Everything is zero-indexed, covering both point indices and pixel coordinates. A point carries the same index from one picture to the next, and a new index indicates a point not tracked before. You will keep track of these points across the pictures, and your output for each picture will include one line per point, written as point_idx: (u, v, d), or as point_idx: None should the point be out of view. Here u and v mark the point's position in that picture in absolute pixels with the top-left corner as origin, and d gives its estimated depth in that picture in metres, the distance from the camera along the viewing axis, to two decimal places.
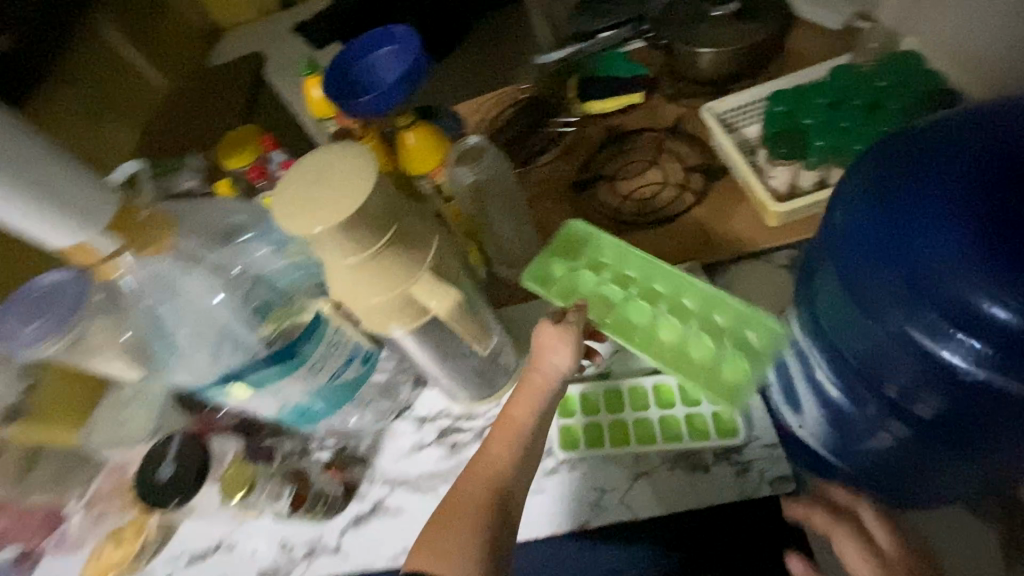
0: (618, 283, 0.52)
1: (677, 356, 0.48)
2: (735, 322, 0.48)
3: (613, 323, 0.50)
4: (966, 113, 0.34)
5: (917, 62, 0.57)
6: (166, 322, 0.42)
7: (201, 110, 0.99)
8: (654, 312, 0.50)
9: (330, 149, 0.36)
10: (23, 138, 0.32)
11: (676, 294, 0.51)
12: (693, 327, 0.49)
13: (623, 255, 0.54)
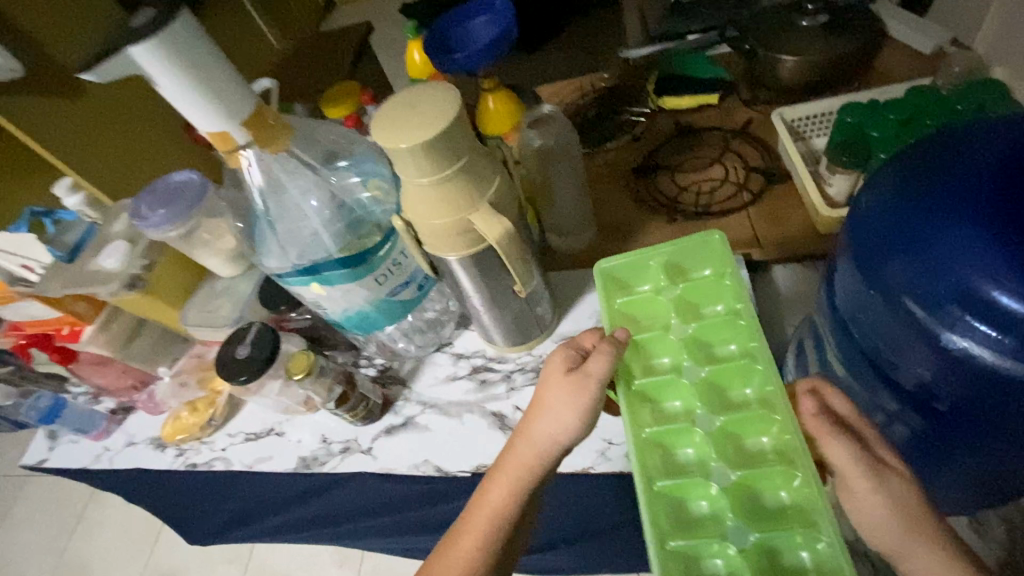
0: (694, 351, 0.45)
1: (674, 489, 0.39)
2: (788, 530, 0.36)
3: (643, 384, 0.44)
4: (990, 123, 0.35)
5: (1000, 92, 0.57)
6: (271, 217, 0.51)
7: (309, 65, 1.10)
8: (706, 419, 0.42)
9: (423, 87, 0.42)
10: (196, 38, 0.40)
11: (750, 424, 0.41)
12: (727, 476, 0.39)
13: (724, 324, 0.46)
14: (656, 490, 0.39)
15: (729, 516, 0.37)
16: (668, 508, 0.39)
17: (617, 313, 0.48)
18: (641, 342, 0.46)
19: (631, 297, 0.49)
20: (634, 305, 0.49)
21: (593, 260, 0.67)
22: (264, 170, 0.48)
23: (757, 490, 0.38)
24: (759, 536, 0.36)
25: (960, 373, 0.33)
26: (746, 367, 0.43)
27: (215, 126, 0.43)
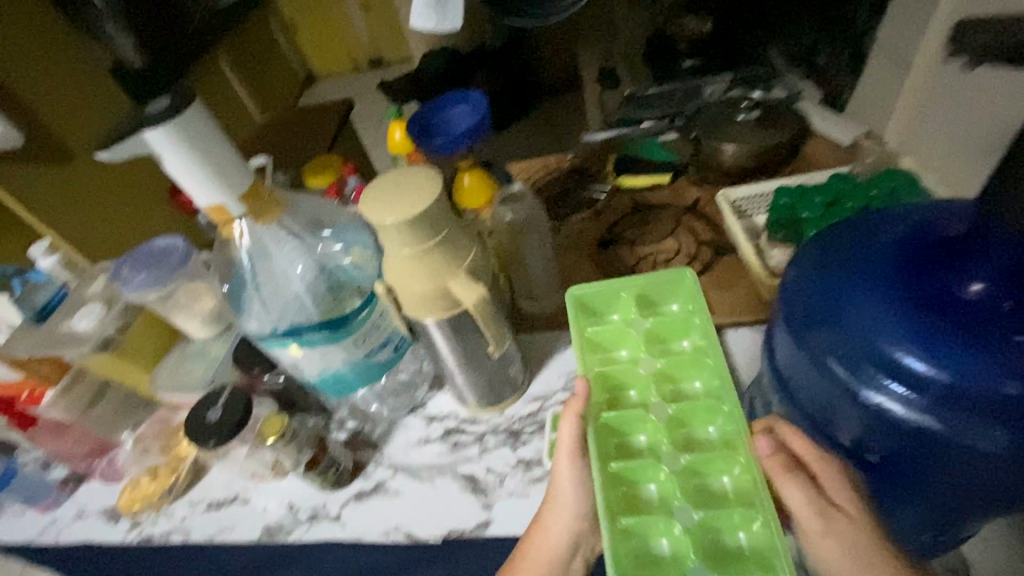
0: (664, 391, 0.51)
1: (640, 525, 0.44)
2: (741, 566, 0.41)
3: (612, 419, 0.49)
4: (886, 214, 0.42)
5: (906, 179, 0.66)
6: (256, 282, 0.53)
7: (291, 136, 1.15)
8: (672, 455, 0.47)
9: (406, 170, 0.47)
10: (205, 121, 0.44)
11: (713, 465, 0.46)
12: (690, 515, 0.44)
13: (691, 366, 0.52)
14: (620, 527, 0.44)
15: (690, 554, 0.42)
16: (629, 541, 0.43)
17: (591, 351, 0.54)
18: (615, 383, 0.52)
19: (606, 336, 0.55)
20: (608, 343, 0.55)
21: (561, 324, 0.70)
22: (252, 239, 0.51)
23: (716, 528, 0.43)
24: (716, 572, 0.41)
25: (886, 430, 0.36)
26: (708, 408, 0.49)
27: (214, 199, 0.46)
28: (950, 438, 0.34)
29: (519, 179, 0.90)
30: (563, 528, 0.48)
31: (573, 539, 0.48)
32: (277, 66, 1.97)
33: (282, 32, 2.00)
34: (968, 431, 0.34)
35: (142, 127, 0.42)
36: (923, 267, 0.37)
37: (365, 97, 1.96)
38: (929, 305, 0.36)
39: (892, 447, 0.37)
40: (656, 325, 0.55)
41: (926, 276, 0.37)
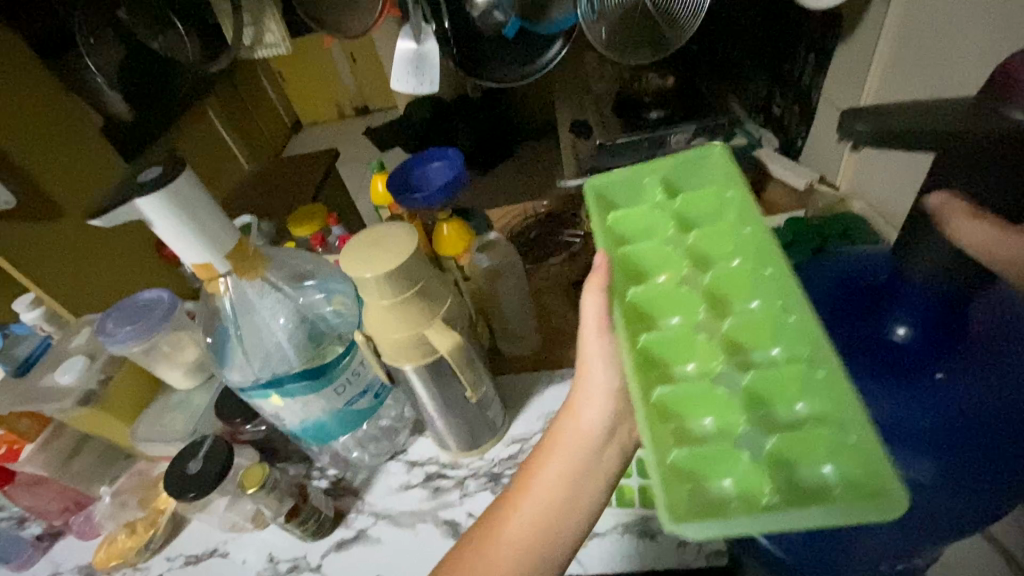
0: (695, 267, 0.43)
1: (680, 399, 0.37)
2: (810, 436, 0.33)
3: (639, 297, 0.42)
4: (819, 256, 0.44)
5: (855, 223, 0.71)
6: (240, 334, 0.55)
7: (278, 185, 1.19)
8: (711, 324, 0.40)
9: (384, 227, 0.50)
10: (196, 188, 0.46)
11: (757, 332, 0.39)
12: (737, 379, 0.37)
13: (727, 235, 0.44)
14: (656, 401, 0.36)
15: (738, 421, 0.36)
16: (669, 424, 0.36)
17: (613, 239, 0.45)
18: (639, 264, 0.44)
19: (626, 218, 0.46)
20: (631, 224, 0.46)
21: (538, 365, 0.72)
22: (237, 293, 0.53)
23: (764, 395, 0.37)
24: (778, 440, 0.34)
25: None
26: (749, 272, 0.41)
27: (202, 258, 0.48)
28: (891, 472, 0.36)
29: (497, 226, 0.93)
30: (597, 408, 0.44)
31: (608, 420, 0.44)
32: (264, 114, 2.03)
33: (269, 83, 2.08)
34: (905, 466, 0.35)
35: (135, 195, 0.44)
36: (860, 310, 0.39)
37: (350, 143, 2.03)
38: (867, 348, 0.37)
39: None
40: (683, 198, 0.46)
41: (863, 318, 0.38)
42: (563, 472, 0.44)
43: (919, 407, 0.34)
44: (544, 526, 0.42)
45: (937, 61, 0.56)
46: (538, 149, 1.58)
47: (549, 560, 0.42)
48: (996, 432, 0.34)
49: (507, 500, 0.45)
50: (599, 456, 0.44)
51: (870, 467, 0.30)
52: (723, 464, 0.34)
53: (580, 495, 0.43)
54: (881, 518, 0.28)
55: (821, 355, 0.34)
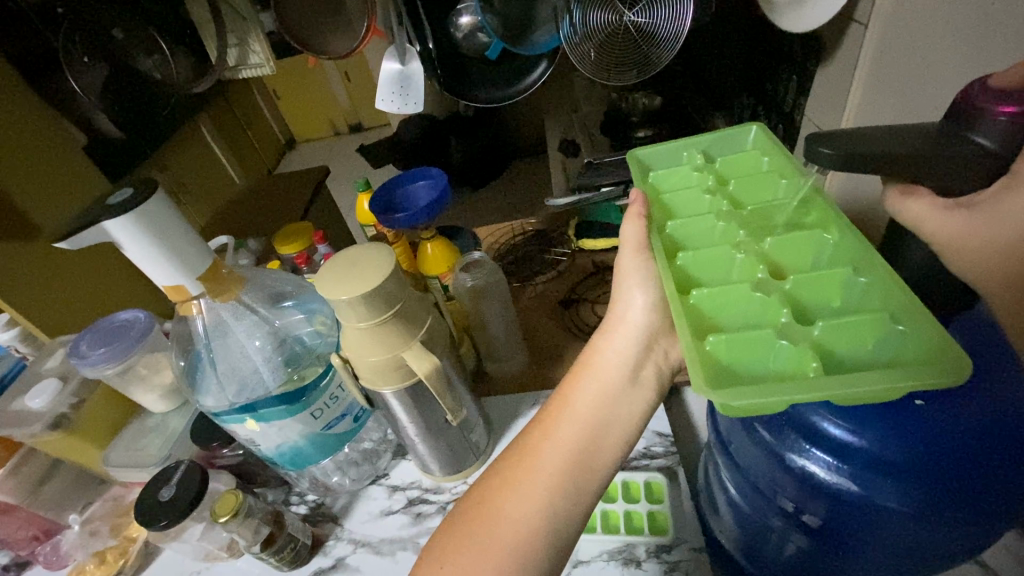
0: (732, 206, 0.45)
1: (717, 303, 0.37)
2: (862, 324, 0.32)
3: (678, 232, 0.45)
4: None
5: None
6: (214, 355, 0.54)
7: (265, 203, 1.18)
8: (751, 245, 0.41)
9: (365, 248, 0.50)
10: (171, 212, 0.46)
11: (798, 252, 0.40)
12: (777, 285, 0.37)
13: (765, 184, 0.47)
14: (693, 304, 0.37)
15: (780, 317, 0.35)
16: (706, 322, 0.36)
17: (651, 189, 0.49)
18: (675, 211, 0.47)
19: (667, 177, 0.50)
20: (670, 183, 0.50)
21: (524, 385, 0.71)
22: (211, 315, 0.52)
23: (805, 301, 0.37)
24: (824, 329, 0.33)
25: (817, 492, 0.37)
26: (790, 207, 0.43)
27: (173, 281, 0.48)
28: (874, 502, 0.35)
29: (484, 245, 0.93)
30: (633, 329, 0.44)
31: (642, 341, 0.44)
32: (258, 133, 2.04)
33: (266, 102, 2.09)
34: (882, 492, 0.34)
35: (104, 217, 0.43)
36: None
37: (343, 160, 2.03)
38: None
39: (825, 510, 0.38)
40: (720, 161, 0.50)
41: None
42: (597, 392, 0.42)
43: (903, 436, 0.33)
44: (577, 447, 0.40)
45: (914, 82, 0.57)
46: (525, 176, 1.66)
47: (581, 485, 0.39)
48: (981, 457, 0.32)
49: (535, 427, 0.42)
50: (635, 377, 0.43)
51: (930, 345, 0.29)
52: (765, 355, 0.34)
53: (615, 416, 0.41)
54: (944, 384, 0.26)
55: (867, 262, 0.36)
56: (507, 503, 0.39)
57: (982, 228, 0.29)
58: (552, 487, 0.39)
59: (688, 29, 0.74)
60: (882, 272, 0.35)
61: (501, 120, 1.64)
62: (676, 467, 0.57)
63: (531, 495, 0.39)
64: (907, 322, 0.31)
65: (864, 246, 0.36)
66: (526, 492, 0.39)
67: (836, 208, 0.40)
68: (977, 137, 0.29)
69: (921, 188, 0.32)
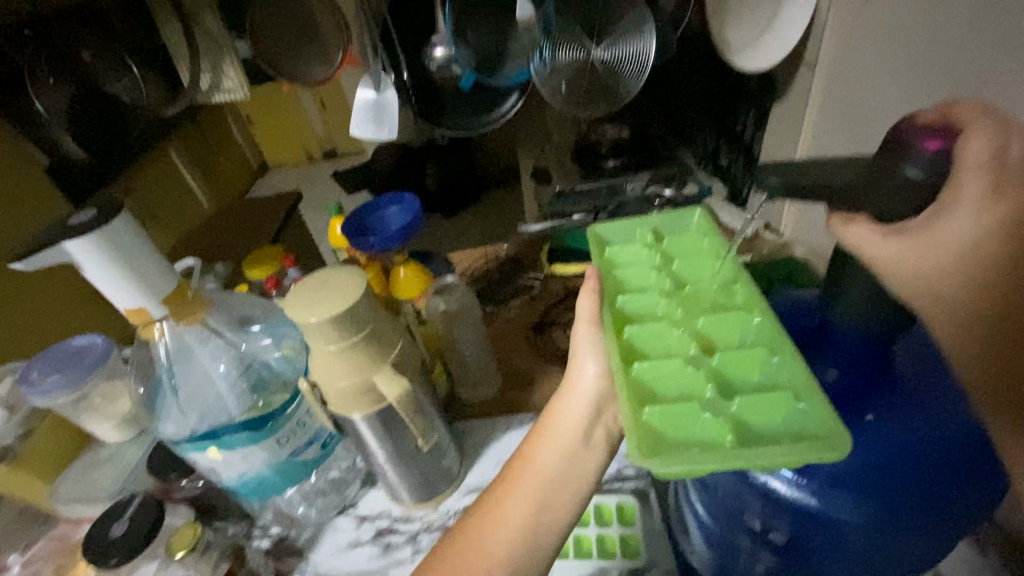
0: (675, 283, 0.44)
1: (656, 374, 0.37)
2: (770, 398, 0.33)
3: (629, 306, 0.43)
4: (787, 297, 0.44)
5: (799, 266, 0.66)
6: (176, 380, 0.53)
7: (235, 227, 1.16)
8: (686, 318, 0.41)
9: (330, 272, 0.49)
10: (135, 234, 0.44)
11: (727, 328, 0.39)
12: (709, 360, 0.37)
13: (705, 260, 0.45)
14: (633, 375, 0.37)
15: (707, 391, 0.35)
16: (642, 395, 0.36)
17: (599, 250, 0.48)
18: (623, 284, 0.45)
19: (621, 251, 0.47)
20: (623, 259, 0.47)
21: (497, 410, 0.70)
22: (175, 338, 0.51)
23: (732, 379, 0.36)
24: (742, 403, 0.33)
25: (783, 510, 0.38)
26: (716, 286, 0.43)
27: (135, 304, 0.46)
28: (835, 518, 0.36)
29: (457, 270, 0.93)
30: (585, 394, 0.44)
31: (593, 405, 0.44)
32: (229, 156, 2.02)
33: (238, 128, 2.08)
34: (842, 506, 0.35)
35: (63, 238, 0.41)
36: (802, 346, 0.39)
37: (317, 186, 2.02)
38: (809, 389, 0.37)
39: (790, 527, 0.39)
40: (668, 238, 0.48)
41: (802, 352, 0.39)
42: (558, 450, 0.42)
43: (860, 454, 0.34)
44: (534, 508, 0.40)
45: (857, 120, 0.61)
46: (499, 204, 1.68)
47: (544, 530, 0.40)
48: (931, 468, 0.34)
49: (501, 482, 0.43)
50: (586, 439, 0.43)
51: (825, 425, 0.30)
52: (689, 424, 0.33)
53: (572, 476, 0.42)
54: (826, 458, 0.28)
55: (780, 342, 0.36)
56: (485, 540, 0.40)
57: (920, 255, 0.29)
58: (515, 543, 0.39)
59: (648, 68, 0.79)
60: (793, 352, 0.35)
61: (475, 149, 1.67)
62: (647, 490, 0.57)
63: (495, 546, 0.39)
64: (808, 399, 0.32)
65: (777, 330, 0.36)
66: (491, 546, 0.39)
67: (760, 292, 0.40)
68: (907, 168, 0.28)
69: (859, 216, 0.31)
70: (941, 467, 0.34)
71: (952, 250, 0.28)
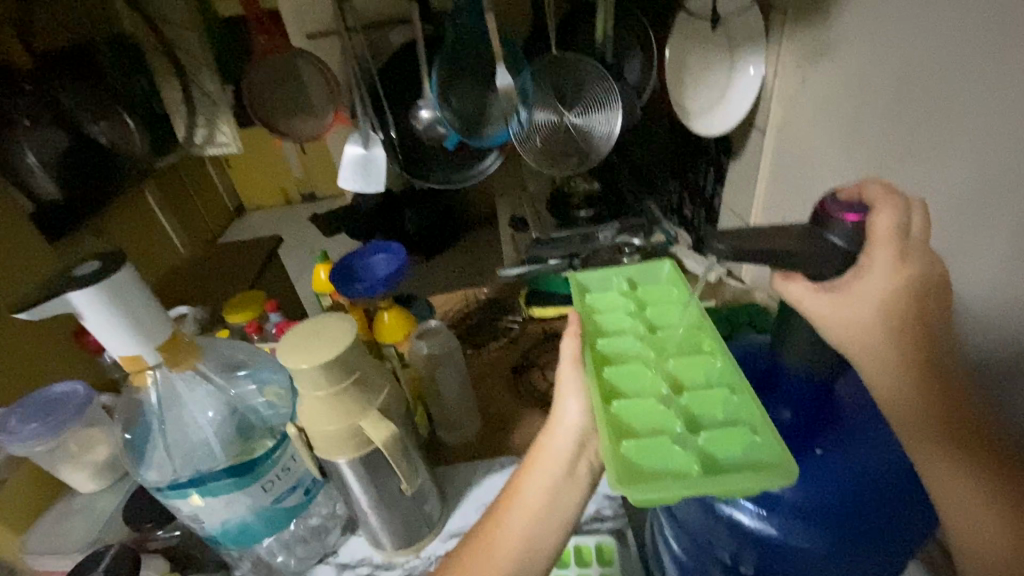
0: (648, 328, 0.48)
1: (633, 411, 0.40)
2: (730, 432, 0.36)
3: (608, 349, 0.46)
4: (745, 341, 0.49)
5: (758, 312, 0.72)
6: (162, 426, 0.53)
7: (216, 271, 1.16)
8: (658, 360, 0.44)
9: (321, 319, 0.52)
10: (135, 284, 0.46)
11: (693, 369, 0.43)
12: (678, 399, 0.41)
13: (674, 308, 0.49)
14: (611, 412, 0.40)
15: (677, 426, 0.38)
16: (620, 430, 0.39)
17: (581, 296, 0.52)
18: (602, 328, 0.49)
19: (599, 299, 0.51)
20: (602, 306, 0.51)
21: (478, 453, 0.72)
22: (165, 385, 0.52)
23: (698, 415, 0.40)
24: (709, 436, 0.36)
25: (749, 541, 0.41)
26: (684, 330, 0.47)
27: (130, 351, 0.47)
28: (793, 547, 0.39)
29: (438, 314, 0.96)
30: (568, 431, 0.46)
31: (575, 440, 0.45)
32: (206, 199, 2.03)
33: (218, 172, 2.11)
34: (799, 536, 0.39)
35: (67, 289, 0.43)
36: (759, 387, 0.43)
37: (296, 229, 2.05)
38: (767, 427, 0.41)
39: (756, 558, 0.42)
40: (642, 287, 0.52)
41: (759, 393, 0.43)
42: (541, 485, 0.44)
43: (814, 486, 0.38)
44: (519, 544, 0.43)
45: (805, 180, 0.69)
46: (477, 248, 1.73)
47: (529, 566, 0.42)
48: (874, 498, 0.37)
49: (488, 521, 0.45)
50: (567, 474, 0.45)
51: (777, 454, 0.33)
52: (661, 455, 0.36)
53: (556, 510, 0.44)
54: (778, 484, 0.31)
55: (739, 382, 0.40)
56: None
57: (845, 309, 0.34)
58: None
59: (617, 133, 0.86)
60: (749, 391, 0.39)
61: (454, 196, 1.74)
62: (625, 529, 0.59)
63: None
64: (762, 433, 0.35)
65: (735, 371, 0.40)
66: None
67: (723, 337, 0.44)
68: (833, 238, 0.34)
69: (795, 275, 0.36)
70: (883, 496, 0.38)
71: (870, 304, 0.34)
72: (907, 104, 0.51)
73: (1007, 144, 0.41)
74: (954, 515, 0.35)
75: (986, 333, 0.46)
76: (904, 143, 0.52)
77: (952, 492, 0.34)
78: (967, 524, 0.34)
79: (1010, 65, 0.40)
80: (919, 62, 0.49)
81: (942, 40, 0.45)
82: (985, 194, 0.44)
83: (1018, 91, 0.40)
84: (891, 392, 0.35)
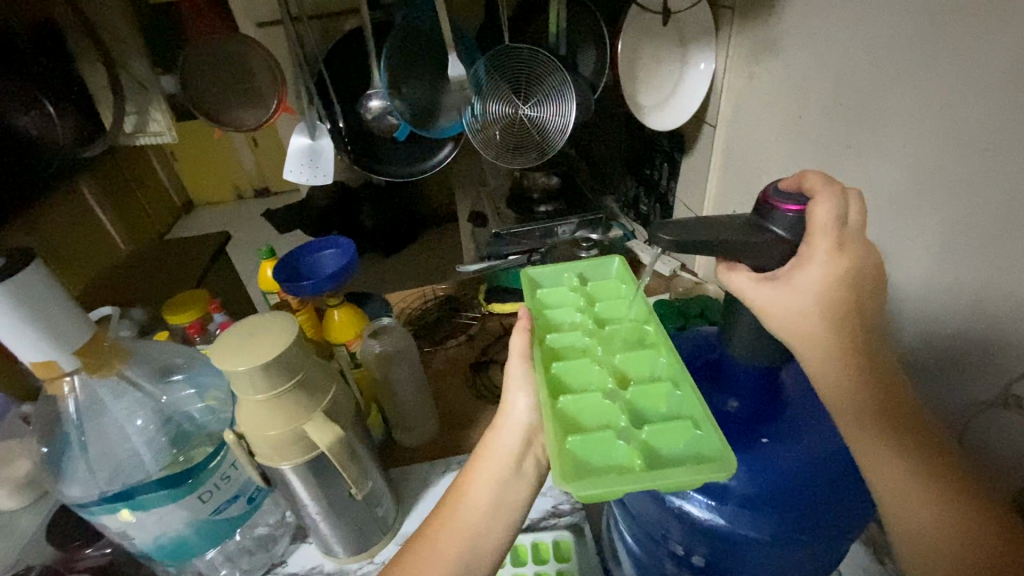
0: (596, 324, 0.47)
1: (579, 406, 0.40)
2: (673, 426, 0.36)
3: (557, 344, 0.46)
4: (696, 334, 0.49)
5: (711, 304, 0.73)
6: (85, 437, 0.49)
7: (157, 269, 1.10)
8: (605, 355, 0.44)
9: (260, 319, 0.49)
10: (48, 283, 0.42)
11: (639, 363, 0.43)
12: (623, 394, 0.40)
13: (622, 303, 0.49)
14: (558, 408, 0.39)
15: (622, 421, 0.38)
16: (566, 425, 0.38)
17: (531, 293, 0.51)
18: (552, 325, 0.48)
19: (550, 294, 0.50)
20: (551, 302, 0.50)
21: (435, 452, 0.70)
22: (86, 393, 0.48)
23: (642, 410, 0.40)
24: (652, 430, 0.36)
25: (700, 530, 0.41)
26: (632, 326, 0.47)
27: (45, 357, 0.43)
28: (742, 535, 0.40)
29: (394, 311, 0.93)
30: (515, 429, 0.45)
31: (523, 437, 0.45)
32: (148, 194, 1.92)
33: (162, 165, 2.00)
34: (748, 524, 0.39)
35: None
36: (707, 377, 0.44)
37: (248, 226, 1.96)
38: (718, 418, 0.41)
39: (707, 547, 0.42)
40: (591, 283, 0.52)
41: (707, 383, 0.43)
42: (491, 484, 0.43)
43: (760, 475, 0.38)
44: (469, 544, 0.41)
45: (754, 174, 0.70)
46: (438, 244, 1.71)
47: (474, 568, 0.41)
48: (817, 484, 0.38)
49: (436, 519, 0.44)
50: (517, 471, 0.44)
51: (715, 446, 0.34)
52: (606, 449, 0.36)
53: (504, 509, 0.43)
54: (714, 477, 0.31)
55: (682, 376, 0.40)
56: None
57: (787, 298, 0.34)
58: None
59: (572, 125, 0.85)
60: (692, 385, 0.39)
61: (413, 191, 1.70)
62: (582, 523, 0.58)
63: None
64: (704, 427, 0.35)
65: (679, 365, 0.40)
66: None
67: (667, 332, 0.44)
68: (774, 228, 0.35)
69: (739, 265, 0.37)
70: (825, 481, 0.38)
71: (811, 292, 0.34)
72: (846, 100, 0.52)
73: (940, 137, 0.43)
74: (882, 491, 0.36)
75: (920, 320, 0.48)
76: (845, 137, 0.53)
77: (881, 470, 0.36)
78: (891, 498, 0.36)
79: (941, 61, 0.42)
80: (857, 58, 0.50)
81: (880, 36, 0.47)
82: (919, 186, 0.46)
83: (948, 86, 0.41)
84: (828, 378, 0.35)
